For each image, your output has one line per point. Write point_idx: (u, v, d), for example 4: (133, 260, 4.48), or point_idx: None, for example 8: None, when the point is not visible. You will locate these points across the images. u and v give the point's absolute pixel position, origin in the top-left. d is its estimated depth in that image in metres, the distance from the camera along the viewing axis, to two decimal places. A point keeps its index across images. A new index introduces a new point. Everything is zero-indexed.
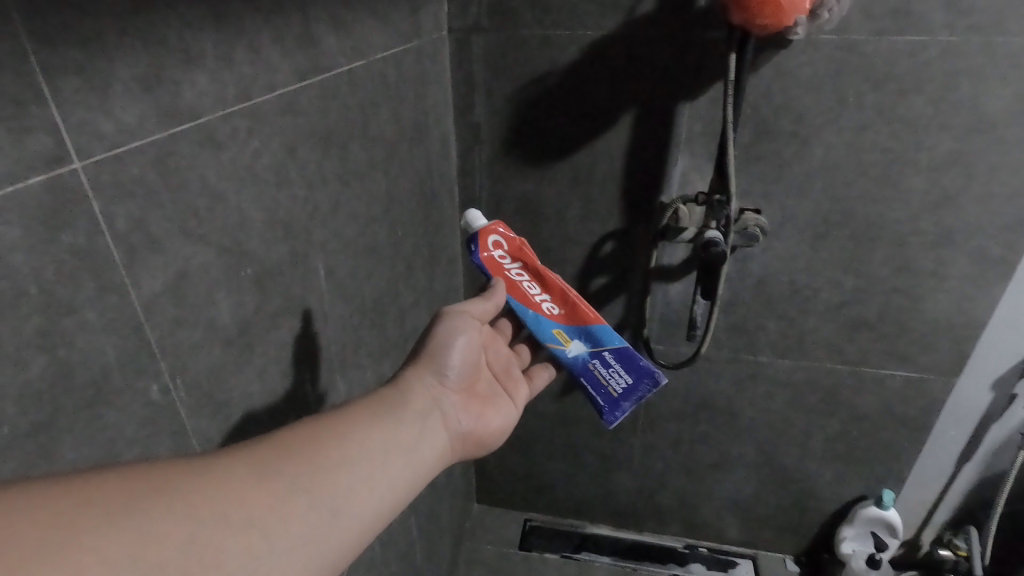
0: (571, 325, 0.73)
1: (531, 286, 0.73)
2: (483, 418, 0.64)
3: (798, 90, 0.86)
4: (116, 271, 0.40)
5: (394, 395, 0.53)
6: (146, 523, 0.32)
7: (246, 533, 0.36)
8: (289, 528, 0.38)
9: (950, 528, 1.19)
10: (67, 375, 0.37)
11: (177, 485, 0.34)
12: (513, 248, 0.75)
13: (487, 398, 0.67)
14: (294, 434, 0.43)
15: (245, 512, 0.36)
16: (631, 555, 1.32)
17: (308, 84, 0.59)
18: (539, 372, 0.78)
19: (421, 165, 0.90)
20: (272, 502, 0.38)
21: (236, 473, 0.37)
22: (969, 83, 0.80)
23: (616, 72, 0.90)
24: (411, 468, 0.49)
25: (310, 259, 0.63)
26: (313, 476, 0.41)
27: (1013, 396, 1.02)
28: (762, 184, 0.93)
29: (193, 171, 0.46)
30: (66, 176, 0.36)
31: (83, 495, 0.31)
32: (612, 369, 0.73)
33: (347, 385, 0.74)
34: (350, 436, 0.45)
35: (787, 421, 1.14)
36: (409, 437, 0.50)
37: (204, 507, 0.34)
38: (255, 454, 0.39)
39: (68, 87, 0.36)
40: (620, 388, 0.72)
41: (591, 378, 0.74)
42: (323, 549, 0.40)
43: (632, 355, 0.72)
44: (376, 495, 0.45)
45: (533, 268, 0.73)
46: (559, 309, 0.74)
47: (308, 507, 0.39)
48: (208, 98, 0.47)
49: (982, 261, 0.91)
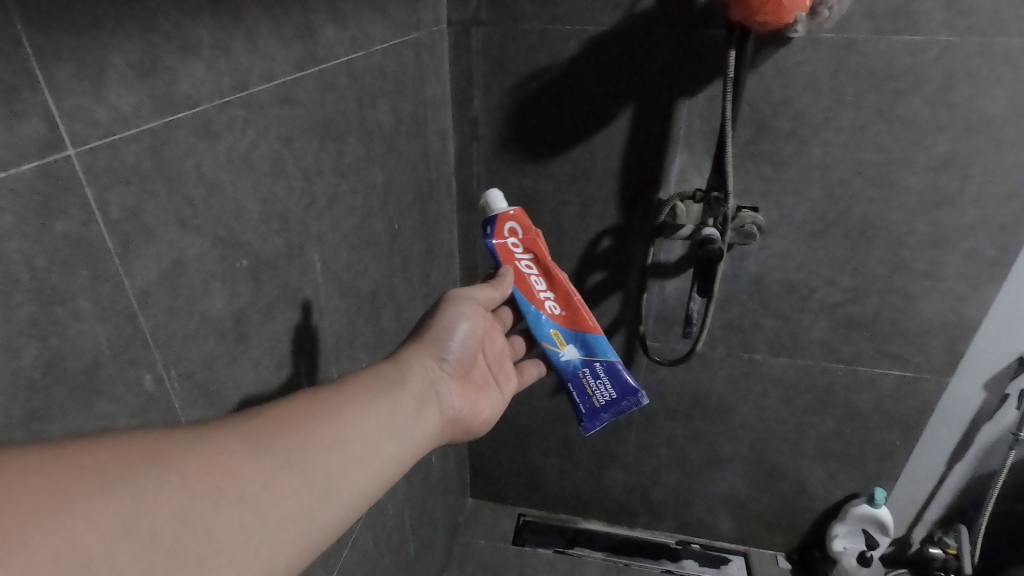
0: (569, 329, 0.73)
1: (538, 281, 0.73)
2: (475, 404, 0.64)
3: (798, 88, 0.85)
4: (110, 261, 0.40)
5: (394, 375, 0.53)
6: (139, 492, 0.31)
7: (238, 506, 0.35)
8: (280, 503, 0.38)
9: (940, 525, 1.20)
10: (60, 365, 0.37)
11: (174, 456, 0.34)
12: (528, 239, 0.73)
13: (481, 385, 0.67)
14: (293, 408, 0.42)
15: (238, 485, 0.36)
16: (624, 550, 1.33)
17: (306, 75, 0.59)
18: (529, 367, 0.78)
19: (419, 158, 0.89)
20: (267, 477, 0.38)
21: (233, 446, 0.37)
22: (967, 83, 0.80)
23: (616, 67, 0.90)
24: (403, 450, 0.49)
25: (306, 252, 0.62)
26: (309, 453, 0.41)
27: (1004, 397, 1.02)
28: (760, 182, 0.93)
29: (189, 160, 0.45)
30: (59, 163, 0.36)
31: (78, 463, 0.30)
32: (600, 380, 0.73)
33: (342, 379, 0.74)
34: (347, 415, 0.45)
35: (780, 419, 1.14)
36: (403, 419, 0.50)
37: (199, 479, 0.34)
38: (252, 427, 0.39)
39: (63, 73, 0.35)
40: (603, 400, 0.73)
41: (578, 385, 0.74)
42: (312, 527, 0.40)
43: (621, 370, 0.72)
44: (368, 476, 0.45)
45: (544, 263, 0.73)
46: (560, 310, 0.73)
47: (301, 484, 0.39)
48: (204, 86, 0.46)
49: (977, 262, 0.91)
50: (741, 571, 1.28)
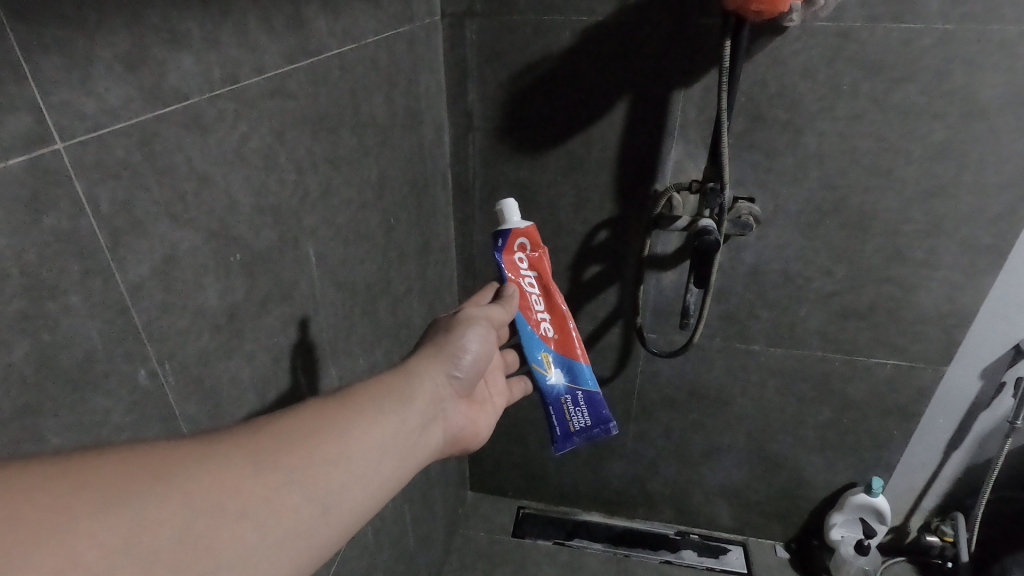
0: (559, 353, 0.74)
1: (537, 301, 0.73)
2: (472, 421, 0.63)
3: (793, 78, 0.85)
4: (100, 255, 0.39)
5: (402, 387, 0.52)
6: (143, 509, 0.31)
7: (238, 524, 0.35)
8: (281, 521, 0.38)
9: (938, 513, 1.21)
10: (51, 358, 0.37)
11: (177, 472, 0.33)
12: (535, 259, 0.73)
13: (478, 399, 0.67)
14: (299, 422, 0.42)
15: (241, 503, 0.36)
16: (623, 542, 1.33)
17: (297, 67, 0.58)
18: (517, 384, 0.78)
19: (413, 151, 0.89)
20: (269, 494, 0.37)
21: (237, 462, 0.37)
22: (962, 71, 0.80)
23: (610, 58, 0.89)
24: (405, 466, 0.48)
25: (301, 246, 0.62)
26: (311, 470, 0.40)
27: (1001, 385, 1.03)
28: (756, 172, 0.93)
29: (179, 154, 0.45)
30: (47, 156, 0.35)
31: (81, 480, 0.30)
32: (579, 408, 0.74)
33: (339, 373, 0.74)
34: (353, 430, 0.45)
35: (778, 409, 1.14)
36: (407, 436, 0.49)
37: (202, 496, 0.34)
38: (257, 442, 0.38)
39: (48, 65, 0.35)
40: (578, 426, 0.74)
41: (559, 410, 0.74)
42: (308, 545, 0.39)
43: (600, 403, 0.74)
44: (368, 493, 0.44)
45: (545, 283, 0.73)
46: (553, 333, 0.74)
47: (302, 502, 0.39)
48: (194, 79, 0.46)
49: (973, 251, 0.91)
50: (740, 561, 1.29)
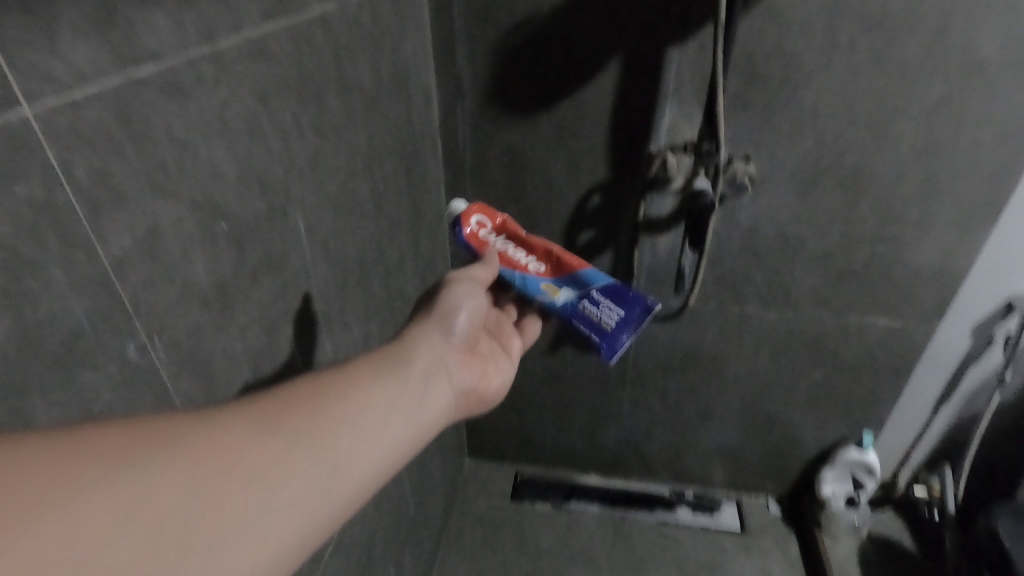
0: (556, 277, 0.76)
1: (516, 251, 0.77)
2: (482, 380, 0.63)
3: (790, 33, 0.83)
4: (78, 226, 0.38)
5: (401, 350, 0.52)
6: (144, 476, 0.31)
7: (246, 486, 0.35)
8: (291, 482, 0.37)
9: (925, 466, 1.25)
10: (35, 337, 0.35)
11: (177, 437, 0.33)
12: (496, 224, 0.80)
13: (487, 355, 0.66)
14: (300, 388, 0.41)
15: (247, 465, 0.35)
16: (620, 503, 1.36)
17: (278, 28, 0.56)
18: (529, 325, 0.76)
19: (402, 118, 0.86)
20: (275, 456, 0.37)
21: (239, 428, 0.36)
22: (964, 23, 0.78)
23: (603, 15, 0.86)
24: (415, 424, 0.48)
25: (289, 216, 0.60)
26: (316, 430, 0.40)
27: (991, 340, 1.04)
28: (751, 132, 0.91)
29: (157, 120, 0.43)
30: (15, 123, 0.33)
31: (78, 447, 0.29)
32: (602, 305, 0.73)
33: (334, 346, 0.73)
34: (356, 392, 0.44)
35: (772, 371, 1.15)
36: (413, 393, 0.49)
37: (205, 460, 0.33)
38: (257, 409, 0.38)
39: (10, 24, 0.33)
40: (613, 321, 0.72)
41: (584, 318, 0.72)
42: (324, 505, 0.39)
43: (620, 289, 0.75)
44: (380, 450, 0.44)
45: (516, 236, 0.79)
46: (544, 265, 0.77)
47: (312, 461, 0.38)
48: (168, 40, 0.43)
49: (969, 209, 0.91)
50: (734, 519, 1.32)
